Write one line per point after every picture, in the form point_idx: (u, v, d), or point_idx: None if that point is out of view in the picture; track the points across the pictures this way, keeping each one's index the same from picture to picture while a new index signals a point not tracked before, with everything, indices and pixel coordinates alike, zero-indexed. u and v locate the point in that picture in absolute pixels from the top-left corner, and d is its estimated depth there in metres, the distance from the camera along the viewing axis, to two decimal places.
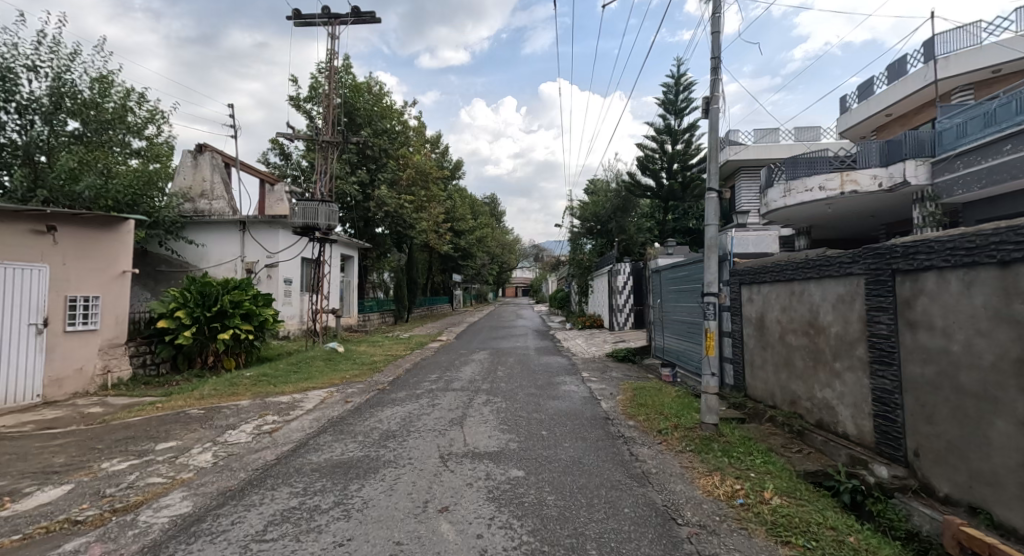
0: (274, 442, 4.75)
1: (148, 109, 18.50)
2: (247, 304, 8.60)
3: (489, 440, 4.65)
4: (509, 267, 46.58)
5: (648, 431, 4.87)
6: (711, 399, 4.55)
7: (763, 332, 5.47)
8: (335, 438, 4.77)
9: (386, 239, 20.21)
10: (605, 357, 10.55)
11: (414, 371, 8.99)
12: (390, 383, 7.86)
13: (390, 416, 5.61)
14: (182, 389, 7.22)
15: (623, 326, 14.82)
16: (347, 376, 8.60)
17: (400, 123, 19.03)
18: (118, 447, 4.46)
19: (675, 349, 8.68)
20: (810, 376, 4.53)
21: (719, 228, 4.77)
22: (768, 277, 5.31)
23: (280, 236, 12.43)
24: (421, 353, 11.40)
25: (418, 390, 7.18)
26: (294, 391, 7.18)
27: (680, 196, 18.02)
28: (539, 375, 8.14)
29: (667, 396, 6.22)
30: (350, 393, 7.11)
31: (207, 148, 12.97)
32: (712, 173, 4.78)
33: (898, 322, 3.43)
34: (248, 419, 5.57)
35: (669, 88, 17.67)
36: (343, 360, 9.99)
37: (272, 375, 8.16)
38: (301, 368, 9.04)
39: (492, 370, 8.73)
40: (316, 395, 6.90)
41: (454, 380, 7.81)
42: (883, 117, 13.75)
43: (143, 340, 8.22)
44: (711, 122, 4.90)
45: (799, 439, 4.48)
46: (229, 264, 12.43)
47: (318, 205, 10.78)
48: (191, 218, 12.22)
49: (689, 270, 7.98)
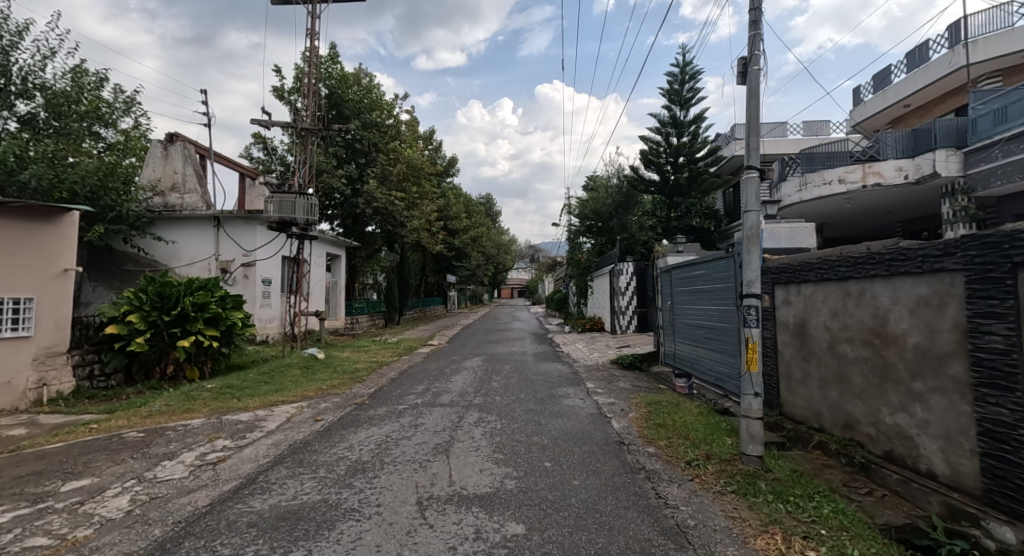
0: (215, 479, 3.84)
1: (123, 99, 17.52)
2: (213, 307, 7.71)
3: (480, 477, 3.76)
4: (504, 267, 45.64)
5: (675, 463, 4.01)
6: (754, 425, 3.70)
7: (804, 340, 4.63)
8: (291, 474, 3.88)
9: (376, 237, 19.30)
10: (609, 365, 9.68)
11: (399, 381, 8.08)
12: (371, 396, 6.96)
13: (364, 442, 4.71)
14: (130, 404, 6.28)
15: (625, 329, 13.95)
16: (325, 387, 7.70)
17: (391, 116, 18.16)
18: (12, 488, 3.53)
19: (689, 357, 7.85)
20: (874, 397, 3.69)
21: (761, 215, 3.91)
22: (813, 275, 4.46)
23: (258, 232, 11.51)
24: (409, 360, 10.51)
25: (401, 405, 6.29)
26: (259, 406, 6.28)
27: (686, 191, 17.17)
28: (539, 387, 7.25)
29: (687, 414, 5.38)
30: (325, 408, 6.22)
31: (179, 138, 12.02)
32: (753, 147, 3.92)
33: (1021, 334, 2.59)
34: (193, 446, 4.64)
35: (674, 77, 16.84)
36: (322, 368, 9.08)
37: (238, 386, 7.25)
38: (273, 378, 8.13)
39: (486, 380, 7.85)
40: (284, 412, 6.00)
41: (443, 393, 6.91)
42: (901, 107, 13.02)
43: (91, 349, 7.30)
44: (750, 87, 4.03)
45: (863, 475, 3.64)
46: (202, 262, 11.51)
47: (295, 198, 9.84)
48: (160, 213, 11.29)
49: (704, 268, 7.13)
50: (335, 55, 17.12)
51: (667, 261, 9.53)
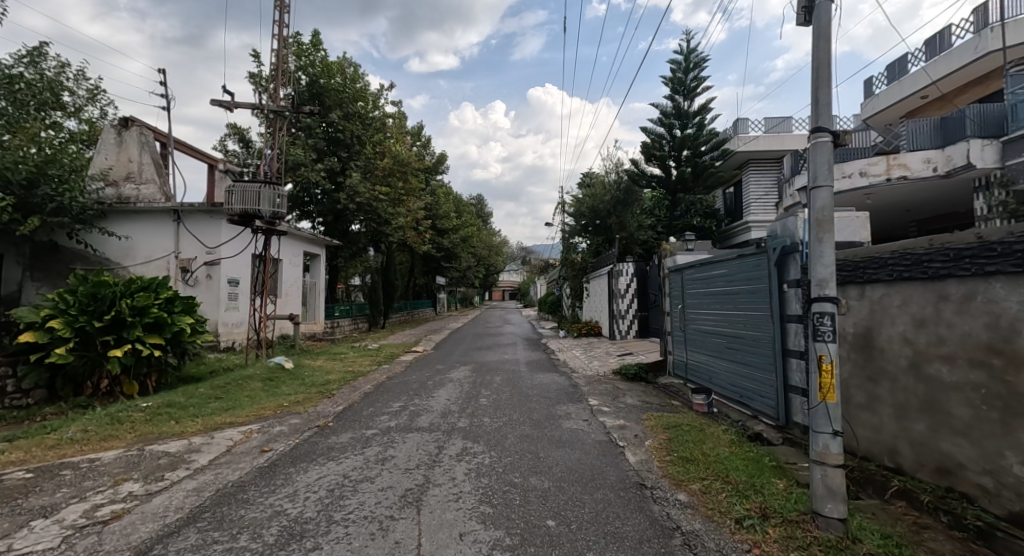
0: (93, 551, 2.77)
1: (87, 87, 16.36)
2: (156, 310, 6.67)
3: (460, 548, 2.74)
4: (495, 269, 44.72)
5: (720, 521, 3.01)
6: (833, 475, 2.72)
7: (871, 356, 3.67)
8: (202, 542, 2.84)
9: (360, 236, 18.22)
10: (610, 376, 8.68)
11: (374, 397, 7.02)
12: (337, 417, 5.91)
13: (315, 485, 3.67)
14: (41, 429, 5.19)
15: (625, 335, 12.99)
16: (285, 405, 6.63)
17: (376, 107, 17.10)
18: None
19: (705, 369, 6.87)
20: (992, 437, 2.74)
21: (833, 191, 2.94)
22: (885, 274, 3.51)
23: (222, 227, 10.39)
24: (389, 370, 9.44)
25: (370, 430, 5.25)
26: (198, 432, 5.21)
27: (690, 185, 16.19)
28: (535, 405, 6.22)
29: (716, 443, 4.43)
30: (277, 434, 5.15)
31: (134, 122, 10.92)
32: (824, 102, 2.95)
33: None
34: (86, 495, 3.54)
35: (678, 65, 16.00)
36: (288, 381, 8.00)
37: (179, 403, 6.17)
38: (227, 392, 7.06)
39: (474, 395, 6.81)
40: (226, 440, 4.91)
41: (422, 413, 5.85)
42: (917, 99, 12.33)
43: (5, 360, 6.27)
44: (819, 23, 3.04)
45: (980, 543, 2.69)
46: (160, 260, 10.36)
47: (260, 187, 8.74)
48: (112, 206, 10.15)
49: (726, 268, 6.17)
50: (317, 42, 16.06)
51: (676, 260, 8.51)
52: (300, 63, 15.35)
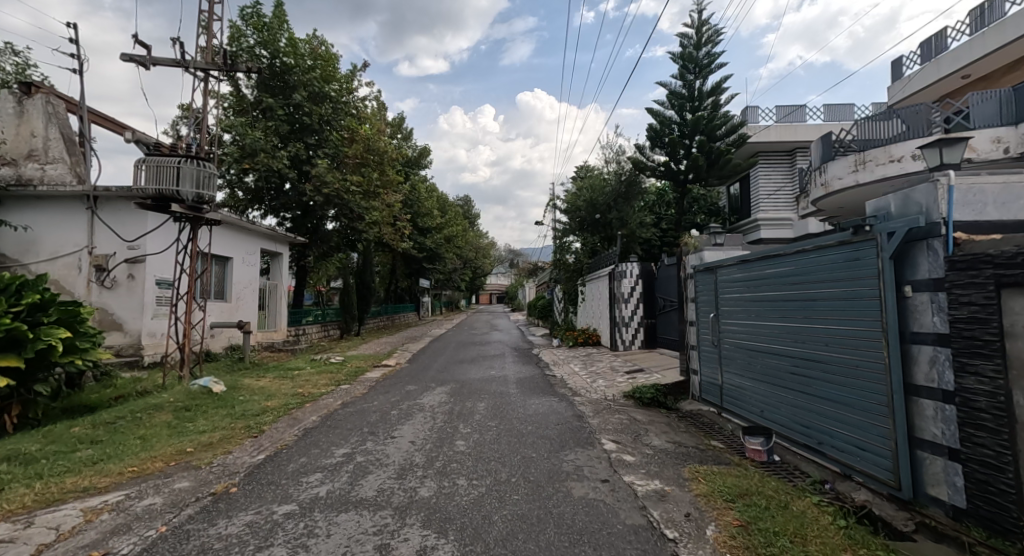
0: None
1: (14, 62, 14.32)
2: (10, 321, 4.85)
3: None
4: (483, 271, 43.18)
5: None
6: None
7: None
8: None
9: (332, 234, 16.38)
10: (622, 401, 6.99)
11: (314, 437, 5.24)
12: (248, 475, 4.13)
13: None
14: None
15: (628, 345, 11.34)
16: (187, 451, 4.82)
17: (348, 89, 15.32)
18: None
19: (752, 400, 5.24)
20: None
21: None
22: None
23: (146, 216, 8.52)
24: (347, 392, 7.67)
25: (285, 504, 3.50)
26: (12, 513, 3.36)
27: (700, 176, 14.39)
28: (531, 454, 4.51)
29: (828, 545, 2.73)
30: (137, 516, 3.33)
31: (40, 90, 9.02)
32: None
33: None
34: None
35: (689, 40, 14.53)
36: (211, 411, 6.21)
37: (25, 455, 4.33)
38: (113, 432, 5.21)
39: (449, 435, 5.08)
40: (42, 532, 3.07)
41: (370, 471, 4.10)
42: (956, 80, 11.19)
43: None
44: None
45: None
46: (69, 257, 8.46)
47: (180, 162, 6.93)
48: (6, 190, 8.23)
49: (787, 264, 4.54)
50: (280, 14, 14.25)
51: (702, 256, 6.81)
52: (259, 37, 13.55)
